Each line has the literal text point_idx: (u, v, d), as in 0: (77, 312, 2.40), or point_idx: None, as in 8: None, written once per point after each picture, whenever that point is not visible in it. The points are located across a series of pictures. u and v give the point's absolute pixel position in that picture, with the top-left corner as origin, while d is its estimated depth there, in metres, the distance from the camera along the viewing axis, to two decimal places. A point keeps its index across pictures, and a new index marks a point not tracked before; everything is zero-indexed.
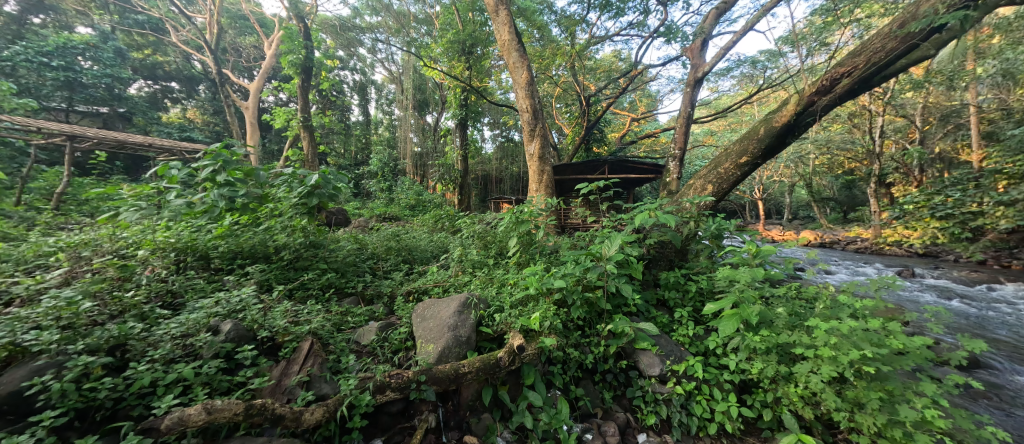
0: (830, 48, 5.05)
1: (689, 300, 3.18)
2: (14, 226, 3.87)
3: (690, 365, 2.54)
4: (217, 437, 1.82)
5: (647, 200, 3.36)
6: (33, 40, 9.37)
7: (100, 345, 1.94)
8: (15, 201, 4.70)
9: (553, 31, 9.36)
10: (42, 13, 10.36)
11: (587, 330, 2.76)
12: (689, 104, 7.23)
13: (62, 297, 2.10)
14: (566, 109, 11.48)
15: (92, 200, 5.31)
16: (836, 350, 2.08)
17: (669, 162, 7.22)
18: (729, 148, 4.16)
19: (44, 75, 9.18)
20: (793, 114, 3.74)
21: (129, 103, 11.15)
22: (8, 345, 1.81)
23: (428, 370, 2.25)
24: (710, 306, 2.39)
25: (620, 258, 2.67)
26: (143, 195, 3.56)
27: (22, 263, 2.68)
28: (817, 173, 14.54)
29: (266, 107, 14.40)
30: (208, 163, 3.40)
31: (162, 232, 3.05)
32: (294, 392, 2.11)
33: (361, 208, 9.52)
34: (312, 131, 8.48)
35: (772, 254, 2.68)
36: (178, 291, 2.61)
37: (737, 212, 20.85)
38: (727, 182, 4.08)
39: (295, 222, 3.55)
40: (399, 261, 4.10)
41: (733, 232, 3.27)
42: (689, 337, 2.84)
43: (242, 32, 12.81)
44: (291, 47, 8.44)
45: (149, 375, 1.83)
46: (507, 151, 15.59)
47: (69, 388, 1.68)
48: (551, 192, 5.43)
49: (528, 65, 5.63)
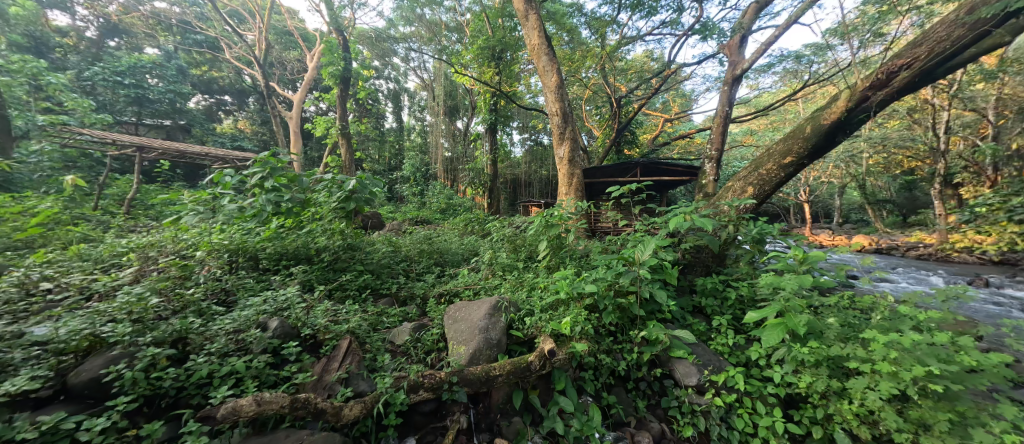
0: (886, 39, 4.67)
1: (729, 308, 3.03)
2: (93, 228, 4.33)
3: (730, 376, 2.42)
4: (265, 428, 1.94)
5: (683, 203, 3.23)
6: (109, 62, 10.39)
7: (164, 338, 2.12)
8: (94, 205, 5.23)
9: (583, 33, 9.22)
10: (117, 37, 11.83)
11: (619, 336, 2.70)
12: (727, 103, 6.93)
13: (133, 293, 2.32)
14: (596, 111, 11.30)
15: (157, 204, 5.82)
16: (896, 365, 1.91)
17: (705, 164, 6.93)
18: (771, 148, 3.95)
19: (118, 92, 10.22)
20: (844, 110, 3.48)
21: (189, 115, 12.14)
22: (90, 336, 2.02)
23: (460, 371, 2.29)
24: (752, 314, 2.26)
25: (654, 263, 2.59)
26: (201, 200, 3.87)
27: (100, 262, 2.98)
28: (872, 173, 13.47)
29: (308, 116, 15.28)
30: (257, 170, 3.66)
31: (217, 234, 3.29)
32: (334, 388, 2.20)
33: (395, 212, 9.81)
34: (350, 139, 8.86)
35: (821, 261, 2.48)
36: (231, 289, 2.80)
37: (779, 216, 19.66)
38: (769, 185, 3.87)
39: (334, 225, 3.74)
40: (431, 263, 4.20)
41: (777, 237, 3.10)
42: (729, 346, 2.72)
43: (287, 47, 13.59)
44: (332, 60, 8.91)
45: (207, 367, 1.99)
46: (536, 154, 15.62)
47: (139, 377, 1.85)
48: (581, 195, 5.38)
49: (558, 68, 5.61)
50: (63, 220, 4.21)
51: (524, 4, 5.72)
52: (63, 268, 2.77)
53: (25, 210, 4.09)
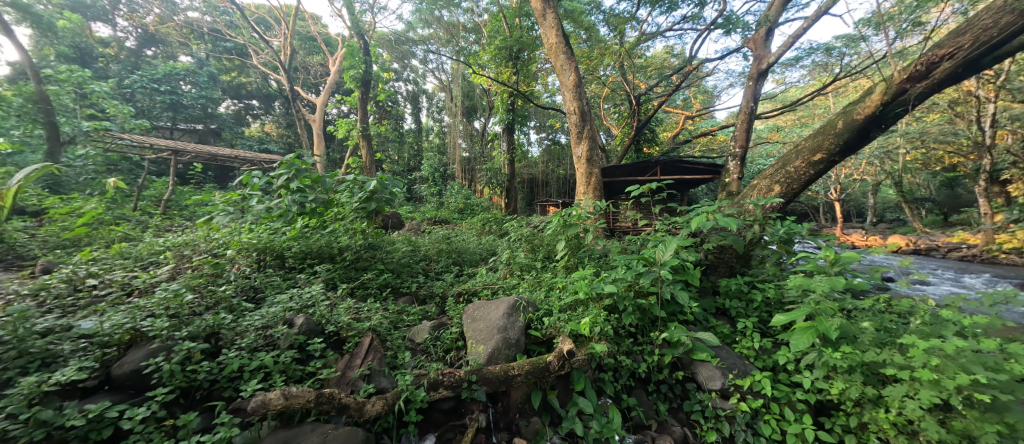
0: (924, 28, 4.42)
1: (754, 311, 2.94)
2: (133, 228, 4.58)
3: (756, 380, 2.34)
4: (292, 422, 2.00)
5: (705, 202, 3.14)
6: (147, 70, 11.09)
7: (198, 333, 2.22)
8: (133, 206, 5.54)
9: (601, 30, 9.07)
10: (154, 46, 12.64)
11: (639, 337, 2.65)
12: (752, 99, 6.71)
13: (170, 290, 2.45)
14: (615, 109, 11.18)
15: (190, 205, 6.11)
16: (938, 372, 1.81)
17: (729, 161, 6.74)
18: (799, 144, 3.80)
19: (155, 99, 10.85)
20: (879, 104, 3.31)
21: (219, 120, 12.70)
22: (131, 329, 2.15)
23: (478, 370, 2.30)
24: (779, 317, 2.18)
25: (676, 263, 2.53)
26: (232, 201, 4.05)
27: (140, 260, 3.15)
28: (909, 170, 12.76)
29: (330, 119, 15.71)
30: (284, 172, 3.82)
31: (246, 233, 3.42)
32: (357, 384, 2.24)
33: (414, 212, 9.94)
34: (370, 140, 9.06)
35: (855, 262, 2.37)
36: (259, 287, 2.90)
37: (807, 215, 18.90)
38: (797, 183, 3.73)
39: (355, 225, 3.83)
40: (450, 262, 4.24)
41: (806, 237, 2.98)
42: (755, 350, 2.64)
43: (311, 52, 13.95)
44: (353, 63, 9.10)
45: (238, 361, 2.07)
46: (553, 154, 15.55)
47: (176, 369, 1.95)
48: (599, 194, 5.33)
49: (576, 66, 5.56)
50: (107, 220, 4.48)
51: (542, 3, 5.69)
52: (106, 265, 2.94)
53: (73, 210, 4.38)
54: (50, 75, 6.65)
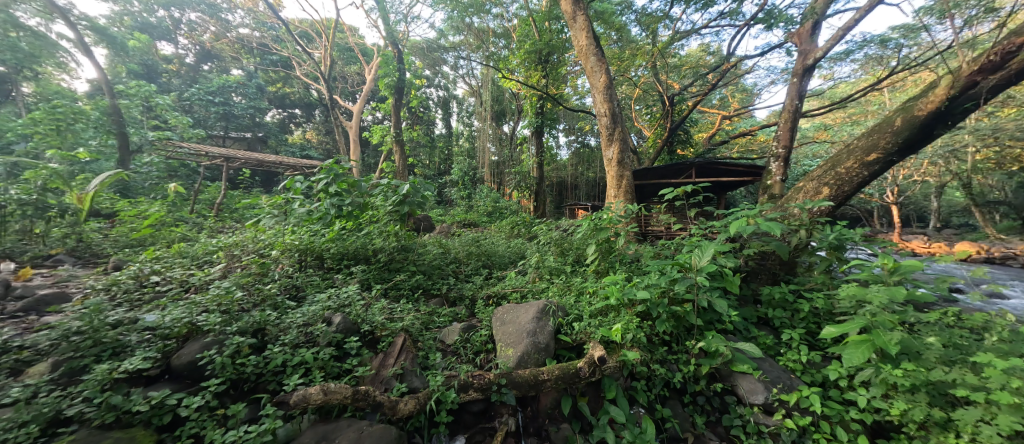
0: (999, 14, 4.00)
1: (801, 322, 2.76)
2: (191, 229, 4.97)
3: (804, 396, 2.19)
4: (330, 416, 2.08)
5: (745, 205, 2.99)
6: (205, 83, 12.20)
7: (247, 328, 2.37)
8: (191, 209, 6.02)
9: (633, 31, 8.89)
10: (210, 61, 13.87)
11: (674, 346, 2.55)
12: (797, 97, 6.34)
13: (223, 287, 2.64)
14: (647, 110, 10.93)
15: (240, 208, 6.56)
16: (1021, 397, 1.61)
17: (771, 162, 6.40)
18: (850, 143, 3.55)
19: (210, 110, 11.90)
20: (945, 98, 3.02)
21: (265, 128, 13.55)
22: (187, 324, 2.32)
23: (508, 373, 2.30)
24: (830, 329, 2.02)
25: (714, 270, 2.41)
26: (277, 204, 4.34)
27: (196, 259, 3.41)
28: (979, 170, 11.55)
29: (365, 126, 16.36)
30: (324, 177, 4.07)
31: (289, 235, 3.61)
32: (390, 382, 2.29)
33: (445, 214, 10.14)
34: (403, 146, 9.30)
35: (917, 271, 2.16)
36: (301, 286, 3.06)
37: (860, 219, 17.52)
38: (849, 185, 3.48)
39: (389, 227, 3.96)
40: (479, 265, 4.28)
41: (859, 243, 2.77)
42: (802, 364, 2.47)
43: (348, 62, 14.59)
44: (388, 72, 9.42)
45: (282, 356, 2.19)
46: (582, 156, 15.37)
47: (227, 362, 2.08)
48: (631, 197, 5.22)
49: (607, 67, 5.48)
50: (168, 223, 4.90)
51: (572, 5, 5.66)
52: (168, 263, 3.19)
53: (141, 213, 4.84)
54: (123, 90, 7.50)
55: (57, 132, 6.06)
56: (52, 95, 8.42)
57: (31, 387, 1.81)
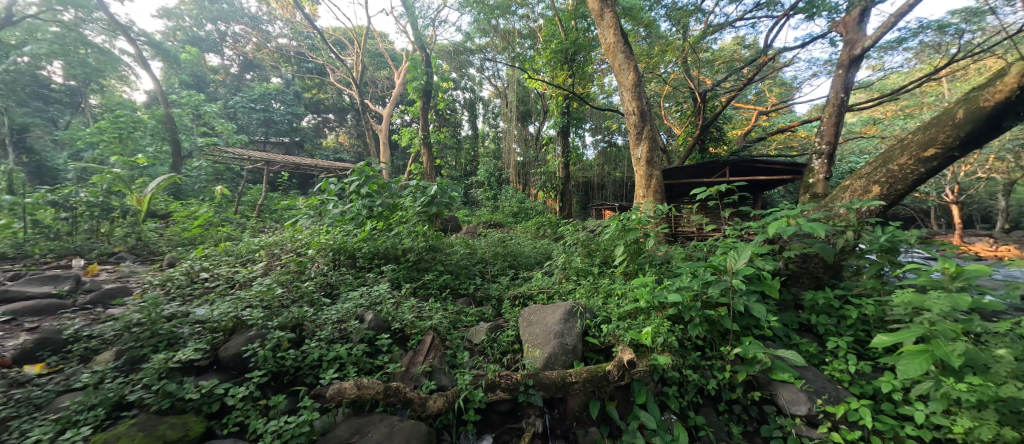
0: None
1: (848, 329, 2.59)
2: (235, 228, 5.32)
3: (852, 409, 2.04)
4: (363, 410, 2.14)
5: (786, 205, 2.83)
6: (248, 92, 13.10)
7: (287, 323, 2.49)
8: (236, 210, 6.42)
9: (662, 26, 8.64)
10: (251, 71, 14.80)
11: (708, 352, 2.45)
12: (842, 89, 5.96)
13: (265, 284, 2.79)
14: (677, 107, 10.61)
15: (279, 210, 6.91)
16: None
17: (813, 160, 6.07)
18: (904, 138, 3.30)
19: (252, 116, 12.81)
20: (1017, 87, 2.71)
21: (302, 133, 14.27)
22: (234, 318, 2.47)
23: (535, 375, 2.29)
24: (882, 337, 1.87)
25: (751, 273, 2.29)
26: (314, 205, 4.54)
27: (240, 257, 3.63)
28: None
29: (394, 128, 16.85)
30: (356, 179, 4.28)
31: (324, 235, 3.76)
32: (420, 380, 2.34)
33: (471, 215, 10.24)
34: (430, 148, 9.47)
35: (984, 277, 1.96)
36: (335, 284, 3.18)
37: (916, 219, 16.19)
38: (902, 183, 3.24)
39: (418, 228, 4.06)
40: (505, 265, 4.30)
41: (914, 246, 2.57)
42: (850, 375, 2.32)
43: (379, 67, 15.02)
44: (416, 75, 9.61)
45: (318, 351, 2.28)
46: (609, 156, 15.12)
47: (269, 355, 2.19)
48: (661, 197, 5.08)
49: (635, 64, 5.36)
50: (216, 223, 5.27)
51: (599, 3, 5.58)
52: (216, 261, 3.41)
53: (192, 214, 5.22)
54: (176, 100, 8.10)
55: (120, 140, 6.71)
56: (113, 105, 9.18)
57: (99, 373, 1.98)
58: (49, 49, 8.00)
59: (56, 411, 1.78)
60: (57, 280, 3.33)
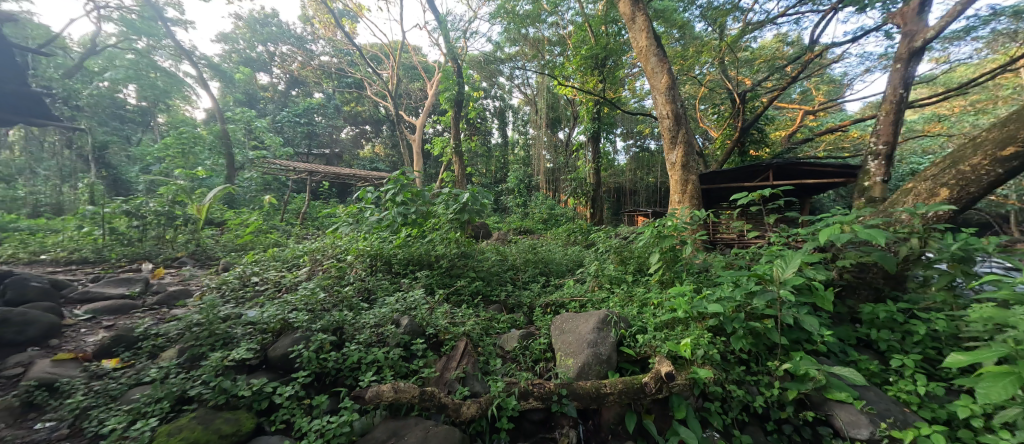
0: None
1: (914, 346, 2.36)
2: (282, 235, 5.67)
3: (921, 434, 1.85)
4: (399, 413, 2.19)
5: (839, 209, 2.64)
6: (293, 108, 14.00)
7: (328, 326, 2.61)
8: (282, 219, 6.83)
9: (696, 27, 8.39)
10: (296, 87, 15.79)
11: (753, 366, 2.31)
12: (901, 85, 5.50)
13: (309, 289, 2.94)
14: (713, 110, 10.22)
15: (321, 217, 7.29)
16: None
17: (867, 161, 5.63)
18: (977, 136, 3.00)
19: (297, 130, 13.68)
20: None
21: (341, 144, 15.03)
22: (281, 320, 2.62)
23: (569, 384, 2.26)
24: (956, 356, 1.69)
25: (800, 283, 2.15)
26: (352, 213, 4.76)
27: (286, 262, 3.86)
28: None
29: (427, 138, 17.38)
30: (392, 187, 4.45)
31: (362, 241, 3.92)
32: (453, 385, 2.36)
33: (502, 221, 10.33)
34: (462, 156, 9.64)
35: None
36: (372, 289, 3.29)
37: (993, 224, 14.51)
38: (976, 185, 2.93)
39: (450, 235, 4.15)
40: (537, 272, 4.30)
41: (993, 255, 2.31)
42: (917, 397, 2.11)
43: (412, 79, 15.57)
44: (448, 86, 9.86)
45: (357, 354, 2.36)
46: (641, 161, 14.82)
47: (312, 356, 2.30)
48: (697, 203, 4.91)
49: (669, 67, 5.23)
50: (265, 230, 5.63)
51: (630, 6, 5.51)
52: (266, 266, 3.65)
53: (244, 222, 5.62)
54: (231, 117, 8.81)
55: (182, 155, 7.40)
56: (177, 124, 10.11)
57: (164, 369, 2.16)
58: (125, 75, 8.98)
59: (128, 402, 1.95)
60: (130, 282, 3.68)
